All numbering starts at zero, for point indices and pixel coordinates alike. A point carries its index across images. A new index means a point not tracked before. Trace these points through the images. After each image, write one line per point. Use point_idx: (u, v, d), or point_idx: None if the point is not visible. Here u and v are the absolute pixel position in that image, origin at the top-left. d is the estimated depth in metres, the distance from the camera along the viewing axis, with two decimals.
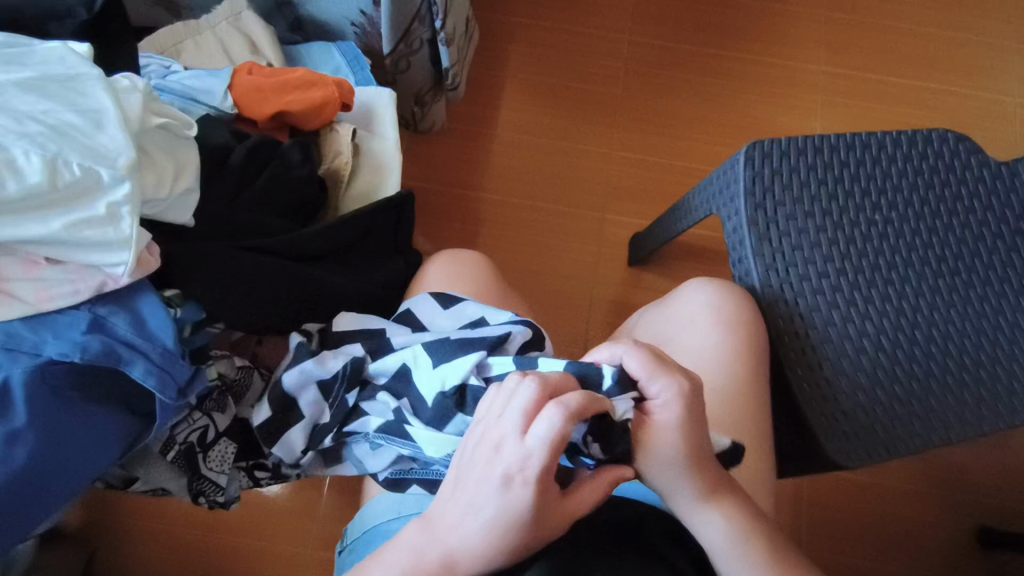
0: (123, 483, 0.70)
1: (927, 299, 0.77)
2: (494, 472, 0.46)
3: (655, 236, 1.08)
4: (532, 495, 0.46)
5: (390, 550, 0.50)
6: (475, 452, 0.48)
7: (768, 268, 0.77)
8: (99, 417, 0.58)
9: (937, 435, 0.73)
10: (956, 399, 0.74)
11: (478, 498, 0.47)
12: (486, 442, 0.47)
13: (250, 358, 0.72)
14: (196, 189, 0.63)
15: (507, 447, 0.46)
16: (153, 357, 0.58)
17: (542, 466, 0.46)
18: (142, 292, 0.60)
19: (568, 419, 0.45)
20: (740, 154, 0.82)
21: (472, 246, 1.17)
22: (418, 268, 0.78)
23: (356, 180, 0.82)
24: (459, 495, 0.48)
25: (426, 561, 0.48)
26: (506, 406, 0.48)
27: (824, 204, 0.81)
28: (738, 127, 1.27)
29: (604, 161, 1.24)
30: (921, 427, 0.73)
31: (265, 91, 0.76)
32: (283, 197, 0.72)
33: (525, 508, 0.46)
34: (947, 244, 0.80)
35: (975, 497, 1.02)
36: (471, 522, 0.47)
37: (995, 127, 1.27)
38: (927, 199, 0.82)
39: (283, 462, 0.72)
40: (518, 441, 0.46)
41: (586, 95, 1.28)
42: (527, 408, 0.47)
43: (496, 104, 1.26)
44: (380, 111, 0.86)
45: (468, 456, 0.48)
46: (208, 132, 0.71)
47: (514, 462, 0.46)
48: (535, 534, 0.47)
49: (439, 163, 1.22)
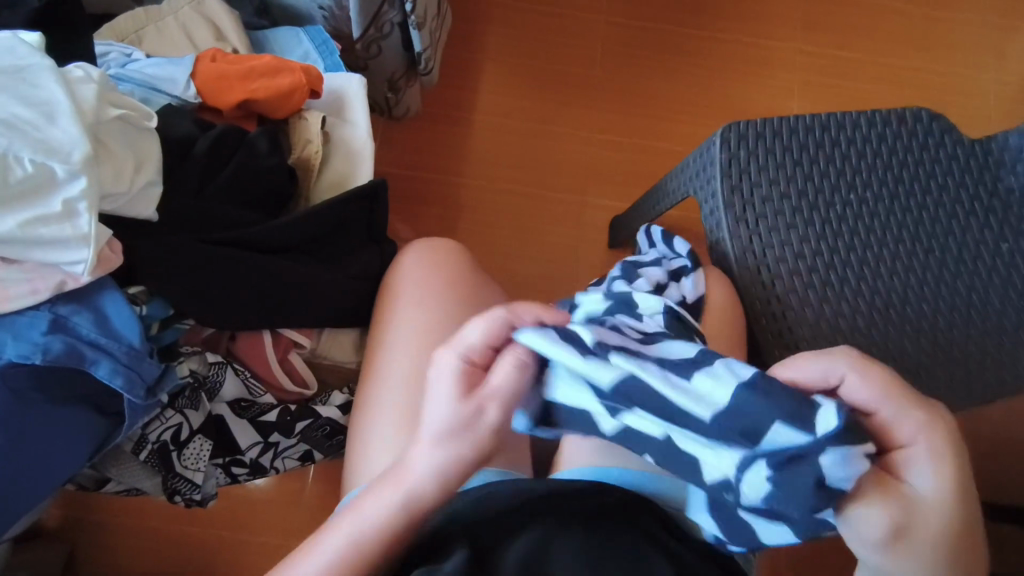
0: (96, 484, 0.69)
1: (901, 279, 0.77)
2: (454, 389, 0.49)
3: (633, 218, 1.07)
4: (487, 409, 0.49)
5: (355, 507, 0.50)
6: (440, 376, 0.50)
7: (745, 250, 0.77)
8: (66, 419, 0.57)
9: None
10: (930, 376, 0.74)
11: (446, 416, 0.49)
12: (447, 371, 0.50)
13: (223, 351, 0.70)
14: (159, 181, 0.61)
15: (479, 369, 0.49)
16: (118, 357, 0.57)
17: (506, 378, 0.49)
18: (106, 290, 0.58)
19: (526, 331, 0.50)
20: (716, 136, 0.82)
21: (449, 232, 1.16)
22: (393, 258, 0.77)
23: (327, 169, 0.80)
24: (430, 425, 0.50)
25: (389, 499, 0.49)
26: (475, 330, 0.51)
27: (799, 184, 0.81)
28: (716, 107, 1.26)
29: (582, 144, 1.23)
30: None
31: (229, 78, 0.74)
32: (252, 188, 0.70)
33: (481, 422, 0.49)
34: (920, 223, 0.80)
35: None
36: (439, 442, 0.49)
37: (969, 103, 1.28)
38: (900, 178, 0.82)
39: (261, 456, 0.72)
40: (479, 355, 0.50)
41: (563, 77, 1.26)
42: (492, 331, 0.50)
43: (473, 88, 1.24)
44: (351, 96, 0.83)
45: (432, 382, 0.50)
46: (171, 122, 0.69)
47: (472, 378, 0.49)
48: (481, 451, 0.49)
49: (416, 148, 1.20)
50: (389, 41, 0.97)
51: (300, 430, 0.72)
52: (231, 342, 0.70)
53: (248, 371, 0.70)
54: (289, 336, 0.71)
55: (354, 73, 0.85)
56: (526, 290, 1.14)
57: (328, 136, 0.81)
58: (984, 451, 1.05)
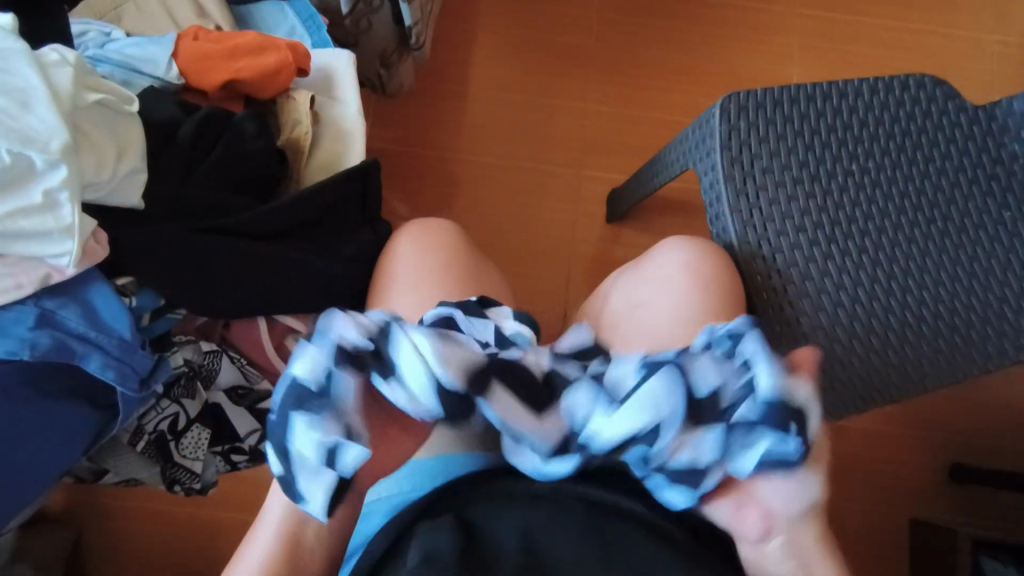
0: (94, 475, 0.69)
1: (902, 249, 0.76)
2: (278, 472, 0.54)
3: (632, 192, 1.05)
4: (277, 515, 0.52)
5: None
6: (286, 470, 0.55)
7: (746, 224, 0.76)
8: (61, 412, 0.56)
9: (913, 384, 0.73)
10: (930, 347, 0.73)
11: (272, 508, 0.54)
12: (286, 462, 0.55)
13: (219, 340, 0.68)
14: (144, 168, 0.60)
15: None
16: (110, 350, 0.56)
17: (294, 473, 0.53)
18: (92, 282, 0.57)
19: None
20: (715, 108, 0.80)
21: (446, 209, 1.14)
22: (389, 239, 0.75)
23: (318, 150, 0.78)
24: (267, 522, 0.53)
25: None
26: None
27: (801, 156, 0.79)
28: (715, 76, 1.23)
29: (579, 116, 1.20)
30: (897, 377, 0.73)
31: (213, 57, 0.72)
32: (239, 172, 0.68)
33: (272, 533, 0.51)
34: (923, 193, 0.79)
35: (952, 437, 1.05)
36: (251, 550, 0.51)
37: (972, 67, 1.25)
38: (904, 147, 0.80)
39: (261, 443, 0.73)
40: None
41: (559, 47, 1.23)
42: None
43: (466, 61, 1.21)
44: (339, 74, 0.81)
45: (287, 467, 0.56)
46: (153, 106, 0.67)
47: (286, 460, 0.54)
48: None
49: (410, 125, 1.17)
50: (378, 15, 0.94)
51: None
52: (226, 328, 0.68)
53: (245, 358, 0.69)
54: (285, 322, 0.69)
55: (343, 49, 0.82)
56: (526, 266, 1.12)
57: (318, 116, 0.79)
58: (986, 418, 1.05)
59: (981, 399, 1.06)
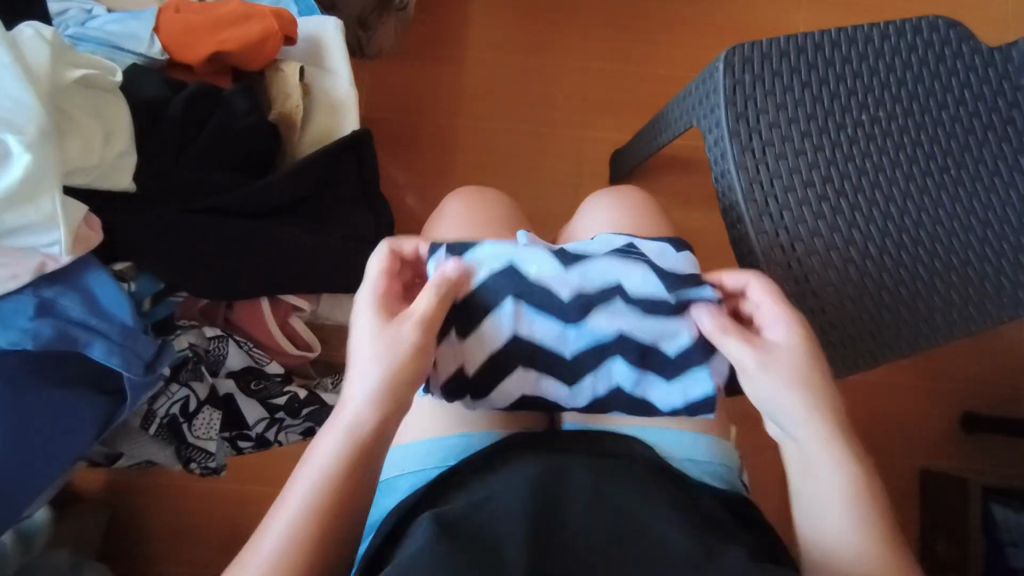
0: (106, 459, 0.70)
1: (915, 201, 0.74)
2: None
3: (634, 151, 1.03)
4: None
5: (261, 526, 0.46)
6: None
7: (753, 181, 0.74)
8: (68, 402, 0.56)
9: (923, 337, 0.72)
10: (940, 300, 0.72)
11: None
12: None
13: (223, 327, 0.69)
14: (133, 149, 0.59)
15: None
16: (112, 336, 0.56)
17: None
18: (90, 268, 0.57)
19: None
20: (718, 60, 0.78)
21: (447, 175, 1.12)
22: (436, 213, 0.75)
23: (310, 123, 0.77)
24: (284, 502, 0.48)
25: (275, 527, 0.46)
26: None
27: (808, 107, 0.77)
28: (716, 25, 1.19)
29: (577, 74, 1.17)
30: (909, 330, 0.73)
31: (197, 28, 0.69)
32: (232, 149, 0.67)
33: None
34: (936, 139, 0.76)
35: (956, 389, 1.16)
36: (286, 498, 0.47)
37: (986, 5, 1.20)
38: (916, 93, 0.78)
39: (268, 430, 0.72)
40: None
41: (554, 2, 1.19)
42: None
43: (459, 21, 1.17)
44: (328, 42, 0.79)
45: None
46: (138, 84, 0.65)
47: None
48: None
49: (406, 89, 1.14)
50: None
51: (308, 410, 0.73)
52: (235, 306, 0.69)
53: (251, 342, 0.70)
54: (288, 301, 0.71)
55: (329, 16, 0.80)
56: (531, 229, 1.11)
57: (308, 87, 0.77)
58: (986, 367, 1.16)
59: (934, 359, 1.17)
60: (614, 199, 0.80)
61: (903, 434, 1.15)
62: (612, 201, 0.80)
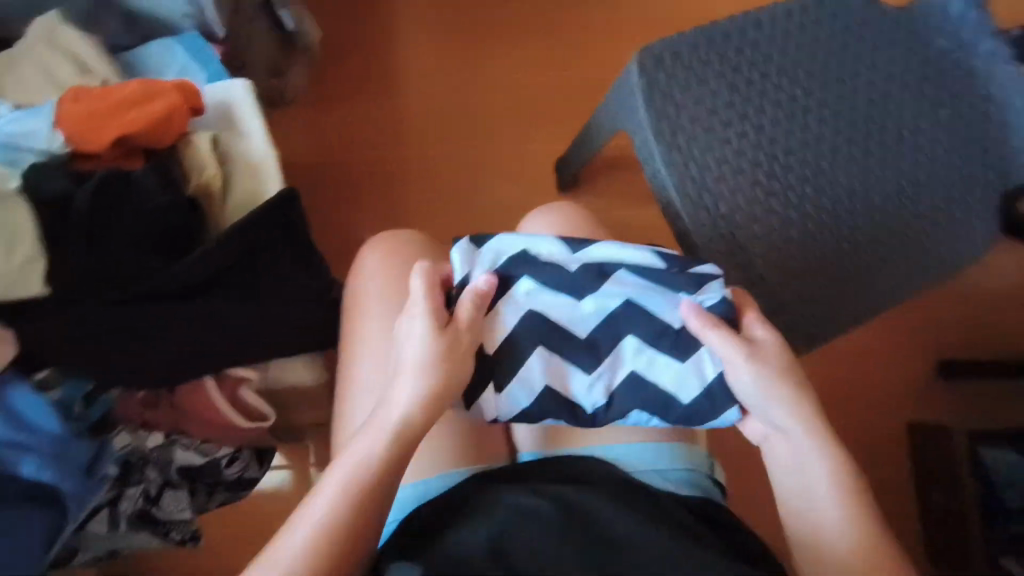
0: (67, 558, 0.69)
1: (843, 172, 0.76)
2: None
3: (572, 161, 1.04)
4: None
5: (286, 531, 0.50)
6: None
7: (684, 177, 0.75)
8: (8, 524, 0.55)
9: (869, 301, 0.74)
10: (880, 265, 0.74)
11: None
12: None
13: (166, 426, 0.68)
14: (41, 255, 0.61)
15: None
16: (42, 448, 0.57)
17: None
18: (11, 384, 0.59)
19: None
20: (631, 63, 0.77)
21: (391, 213, 1.11)
22: (354, 263, 0.77)
23: (232, 189, 0.75)
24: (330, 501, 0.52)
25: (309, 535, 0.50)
26: None
27: (727, 96, 0.77)
28: (637, 23, 1.20)
29: (508, 92, 1.17)
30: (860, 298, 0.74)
31: (98, 116, 0.68)
32: (149, 230, 0.66)
33: None
34: (854, 107, 0.77)
35: (928, 339, 1.17)
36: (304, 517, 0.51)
37: None
38: (829, 65, 0.79)
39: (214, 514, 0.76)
40: None
41: (471, 26, 1.19)
42: None
43: (380, 59, 1.17)
44: (237, 104, 0.77)
45: None
46: (42, 180, 0.64)
47: None
48: None
49: (337, 135, 1.14)
50: (259, 35, 0.98)
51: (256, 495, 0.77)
52: (174, 394, 0.68)
53: (196, 439, 0.69)
54: (236, 374, 0.71)
55: (237, 78, 0.79)
56: None
57: (224, 154, 0.76)
58: (953, 313, 1.18)
59: (901, 319, 1.18)
60: (552, 211, 0.79)
61: (884, 394, 1.15)
62: (549, 215, 0.78)
